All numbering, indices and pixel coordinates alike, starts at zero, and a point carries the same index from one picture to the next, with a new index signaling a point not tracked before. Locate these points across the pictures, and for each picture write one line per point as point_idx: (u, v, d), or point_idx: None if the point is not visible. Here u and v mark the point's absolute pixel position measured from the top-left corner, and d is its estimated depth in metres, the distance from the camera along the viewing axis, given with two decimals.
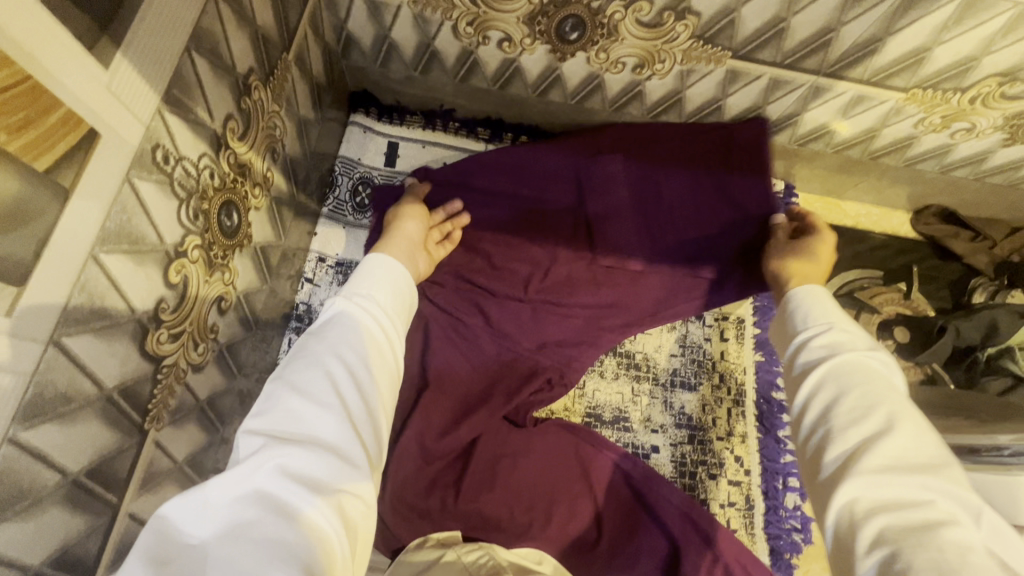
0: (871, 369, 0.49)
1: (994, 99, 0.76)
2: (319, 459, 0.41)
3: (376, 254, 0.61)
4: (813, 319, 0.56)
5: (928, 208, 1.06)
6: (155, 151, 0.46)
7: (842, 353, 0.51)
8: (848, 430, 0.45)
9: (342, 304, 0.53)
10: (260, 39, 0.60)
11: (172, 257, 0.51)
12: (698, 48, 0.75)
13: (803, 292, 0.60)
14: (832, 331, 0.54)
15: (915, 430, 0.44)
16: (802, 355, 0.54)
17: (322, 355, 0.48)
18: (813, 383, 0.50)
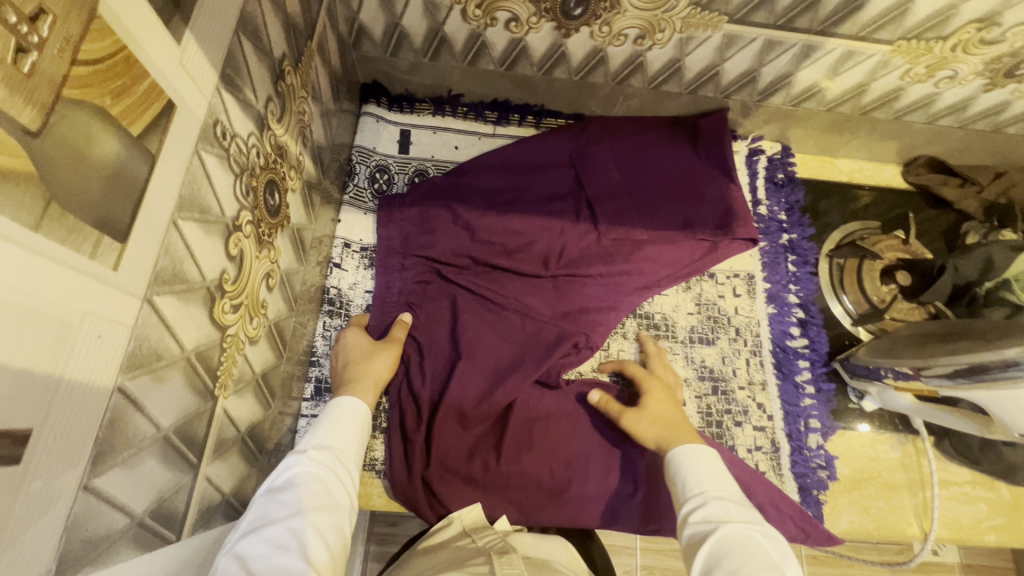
0: (749, 544, 0.54)
1: (974, 45, 0.82)
2: None
3: (348, 399, 0.68)
4: (710, 503, 0.60)
5: (918, 159, 1.12)
6: (216, 126, 0.49)
7: (720, 530, 0.56)
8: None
9: (299, 465, 0.57)
10: (290, 26, 0.63)
11: (231, 231, 0.54)
12: (696, 16, 0.79)
13: (680, 455, 0.68)
14: (709, 506, 0.60)
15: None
16: (689, 538, 0.59)
17: (274, 532, 0.50)
18: (707, 565, 0.54)
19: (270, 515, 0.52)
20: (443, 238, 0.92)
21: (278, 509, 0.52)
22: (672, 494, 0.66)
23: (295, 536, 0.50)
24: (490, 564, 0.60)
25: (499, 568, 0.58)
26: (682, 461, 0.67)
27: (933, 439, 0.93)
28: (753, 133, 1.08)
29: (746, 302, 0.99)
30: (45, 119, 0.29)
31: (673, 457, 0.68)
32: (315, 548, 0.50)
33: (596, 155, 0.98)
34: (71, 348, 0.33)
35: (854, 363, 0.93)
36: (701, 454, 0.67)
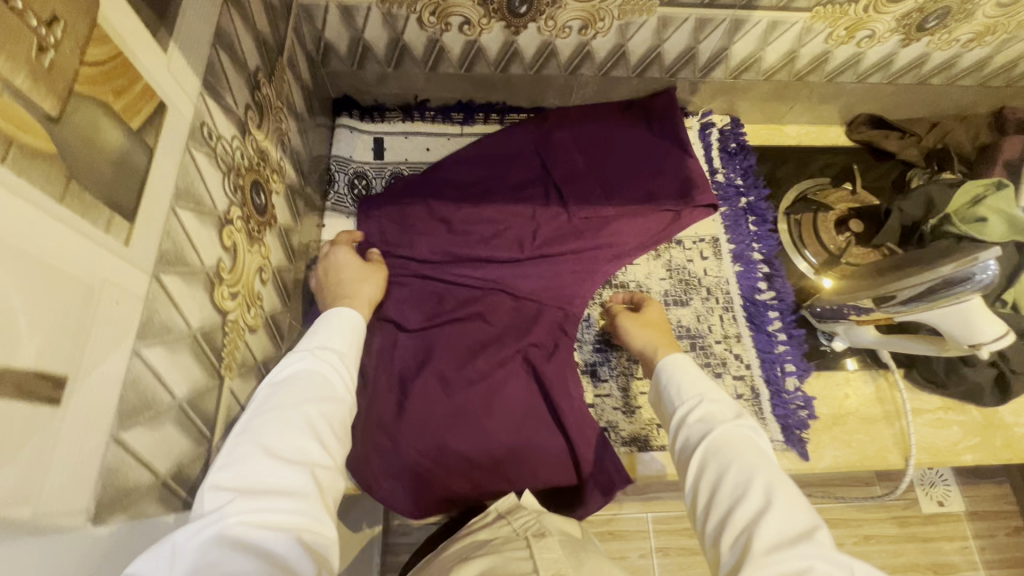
0: (743, 438, 0.63)
1: (883, 4, 0.90)
2: (275, 506, 0.48)
3: (344, 309, 0.71)
4: (704, 406, 0.68)
5: (858, 118, 1.20)
6: (202, 127, 0.55)
7: (717, 429, 0.65)
8: (732, 501, 0.58)
9: (302, 361, 0.60)
10: (262, 43, 0.70)
11: (224, 223, 0.59)
12: (630, 2, 0.87)
13: (675, 365, 0.75)
14: (703, 406, 0.68)
15: (785, 497, 0.56)
16: (687, 434, 0.67)
17: (280, 416, 0.54)
18: (703, 461, 0.63)
19: (274, 402, 0.56)
20: (423, 233, 0.98)
21: (283, 397, 0.56)
22: (664, 397, 0.74)
23: (299, 421, 0.54)
24: (530, 549, 0.63)
25: (539, 554, 0.61)
26: (675, 369, 0.75)
27: (903, 371, 0.99)
28: (703, 108, 1.16)
29: (714, 264, 1.05)
30: (62, 109, 0.35)
31: (668, 365, 0.76)
32: (321, 433, 0.55)
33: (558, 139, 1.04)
34: (94, 309, 0.39)
35: (818, 306, 0.98)
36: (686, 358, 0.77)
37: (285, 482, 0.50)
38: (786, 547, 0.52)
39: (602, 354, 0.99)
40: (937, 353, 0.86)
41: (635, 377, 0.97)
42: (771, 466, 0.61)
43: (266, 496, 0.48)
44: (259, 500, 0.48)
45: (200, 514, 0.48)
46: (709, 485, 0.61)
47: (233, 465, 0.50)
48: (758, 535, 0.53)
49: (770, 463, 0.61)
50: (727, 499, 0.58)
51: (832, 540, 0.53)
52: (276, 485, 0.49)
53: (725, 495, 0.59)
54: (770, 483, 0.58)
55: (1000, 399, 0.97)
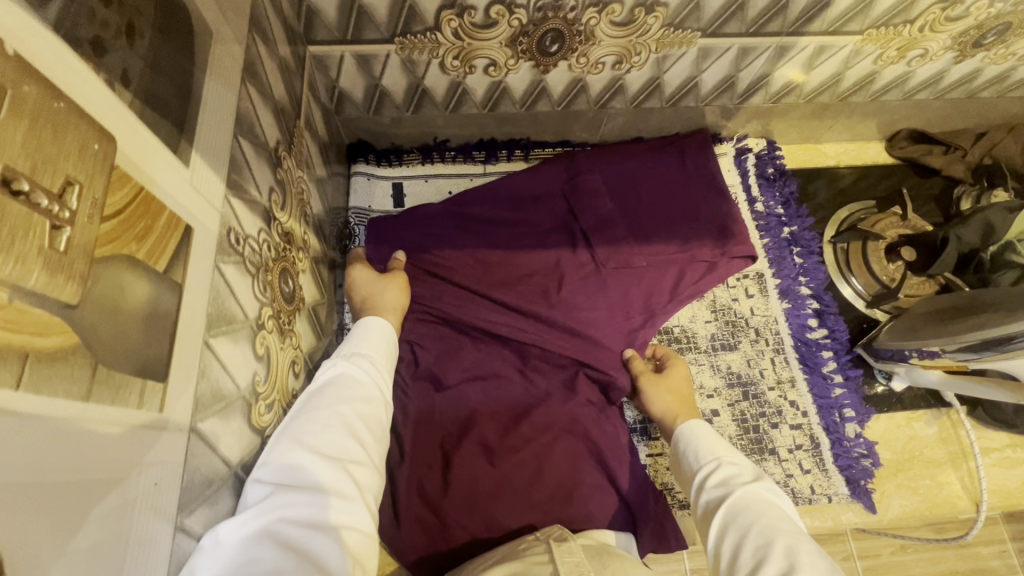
0: (766, 504, 0.58)
1: (941, 23, 0.83)
2: (313, 502, 0.44)
3: (374, 320, 0.67)
4: (720, 468, 0.65)
5: (899, 133, 1.14)
6: (229, 234, 0.48)
7: (736, 492, 0.60)
8: (756, 569, 0.51)
9: (333, 366, 0.57)
10: (279, 112, 0.64)
11: (255, 331, 0.53)
12: (669, 35, 0.81)
13: (691, 432, 0.72)
14: (721, 468, 0.65)
15: (811, 561, 0.50)
16: (705, 499, 0.63)
17: (316, 414, 0.50)
18: (722, 526, 0.57)
19: (311, 402, 0.53)
20: (453, 289, 0.92)
21: (319, 397, 0.53)
22: (681, 466, 0.71)
23: (335, 418, 0.51)
24: (551, 553, 0.58)
25: (558, 557, 0.57)
26: (693, 434, 0.72)
27: (966, 409, 0.94)
28: (737, 133, 1.09)
29: (760, 302, 0.99)
30: (83, 289, 0.29)
31: (684, 431, 0.73)
32: (357, 434, 0.51)
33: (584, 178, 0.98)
34: (132, 501, 0.33)
35: (875, 348, 0.92)
36: (705, 427, 0.73)
37: (322, 480, 0.46)
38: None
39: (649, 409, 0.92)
40: (1013, 400, 0.81)
41: None
42: (794, 529, 0.54)
43: (303, 490, 0.44)
44: (296, 494, 0.44)
45: (243, 509, 0.44)
46: (731, 554, 0.54)
47: (270, 460, 0.47)
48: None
49: (794, 527, 0.55)
50: (749, 566, 0.52)
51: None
52: (313, 482, 0.45)
53: (748, 562, 0.52)
54: (793, 545, 0.51)
55: None
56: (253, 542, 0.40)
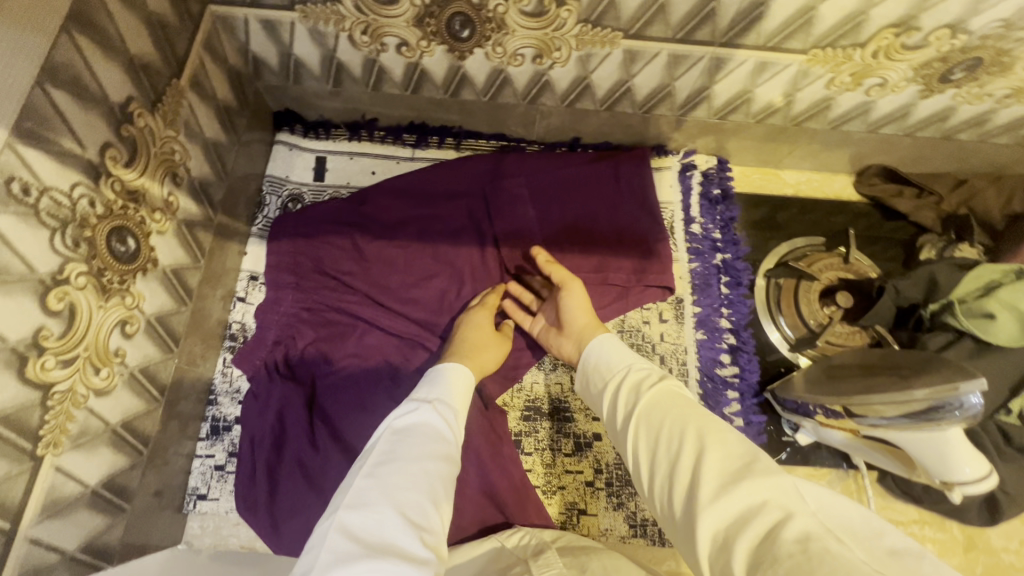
0: (671, 400, 0.56)
1: (896, 51, 0.75)
2: (394, 567, 0.43)
3: (453, 364, 0.72)
4: (628, 380, 0.61)
5: (868, 169, 1.04)
6: (11, 183, 0.47)
7: (645, 396, 0.57)
8: (673, 461, 0.50)
9: (421, 414, 0.60)
10: (138, 67, 0.62)
11: (50, 286, 0.52)
12: (588, 32, 0.75)
13: (598, 342, 0.69)
14: (631, 376, 0.62)
15: (719, 439, 0.49)
16: (616, 411, 0.60)
17: (404, 468, 0.52)
18: (636, 428, 0.56)
19: (394, 451, 0.54)
20: (347, 274, 0.89)
21: (402, 447, 0.55)
22: (590, 387, 0.67)
23: (422, 476, 0.52)
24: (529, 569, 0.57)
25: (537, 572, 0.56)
26: (602, 354, 0.67)
27: (875, 475, 0.87)
28: (684, 147, 1.03)
29: (673, 329, 0.94)
30: None
31: (592, 347, 0.69)
32: (436, 496, 0.52)
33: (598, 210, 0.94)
34: None
35: (782, 397, 0.86)
36: (613, 338, 0.68)
37: (410, 547, 0.45)
38: (725, 488, 0.45)
39: (530, 422, 0.88)
40: (906, 475, 0.75)
41: (562, 452, 0.86)
42: (704, 415, 0.53)
43: (388, 556, 0.44)
44: (386, 559, 0.43)
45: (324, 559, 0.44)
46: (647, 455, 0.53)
47: (358, 511, 0.47)
48: (701, 481, 0.46)
49: (704, 413, 0.53)
50: (664, 457, 0.51)
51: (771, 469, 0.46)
52: (402, 548, 0.45)
53: (663, 455, 0.51)
54: (701, 430, 0.51)
55: (987, 519, 0.83)
56: None
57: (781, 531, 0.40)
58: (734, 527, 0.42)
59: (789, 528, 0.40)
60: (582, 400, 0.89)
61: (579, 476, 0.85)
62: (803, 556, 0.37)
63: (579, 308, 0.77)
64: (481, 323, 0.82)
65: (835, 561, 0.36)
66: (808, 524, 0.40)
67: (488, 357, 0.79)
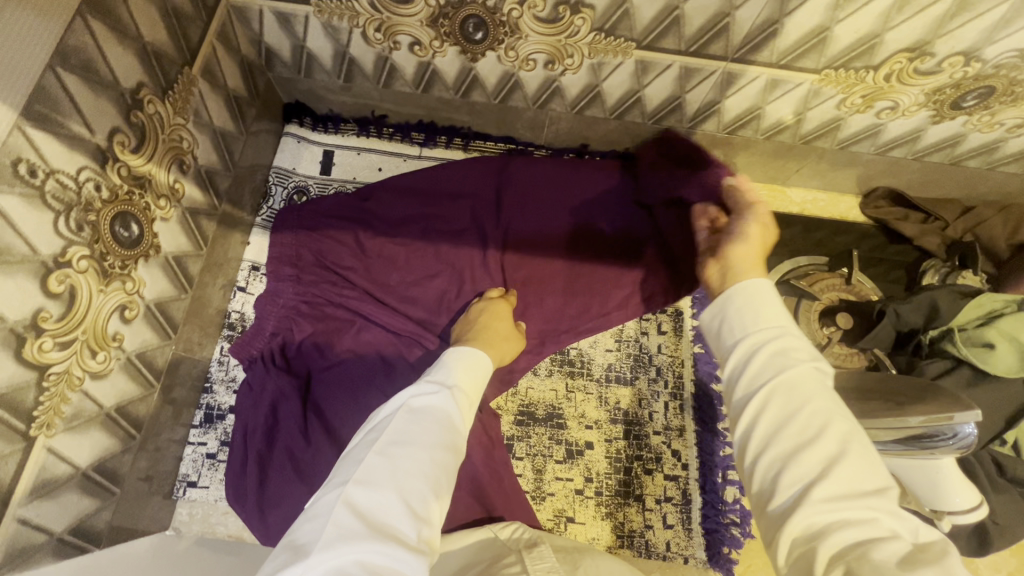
0: (822, 387, 0.44)
1: (909, 76, 0.74)
2: (392, 553, 0.43)
3: (470, 350, 0.71)
4: (764, 332, 0.48)
5: (875, 191, 1.04)
6: (17, 165, 0.48)
7: (790, 370, 0.45)
8: (794, 449, 0.42)
9: (436, 398, 0.59)
10: (150, 54, 0.62)
11: (52, 268, 0.53)
12: (601, 41, 0.75)
13: (743, 295, 0.51)
14: (778, 338, 0.48)
15: (859, 447, 0.41)
16: (740, 372, 0.48)
17: (415, 452, 0.52)
18: (758, 403, 0.45)
19: (407, 432, 0.54)
20: (348, 269, 0.89)
21: (416, 429, 0.54)
22: (705, 317, 0.54)
23: (431, 462, 0.52)
24: (522, 562, 0.58)
25: (531, 564, 0.57)
26: (746, 302, 0.51)
27: None
28: None
29: (670, 341, 0.93)
30: None
31: (741, 296, 0.51)
32: (440, 483, 0.52)
33: (696, 187, 0.83)
34: None
35: None
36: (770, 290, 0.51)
37: (408, 533, 0.46)
38: (840, 501, 0.39)
39: (523, 427, 0.88)
40: (896, 500, 0.75)
41: (553, 459, 0.86)
42: (845, 415, 0.44)
43: (388, 540, 0.44)
44: (386, 543, 0.43)
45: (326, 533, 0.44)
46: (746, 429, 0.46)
47: (365, 488, 0.48)
48: (820, 482, 0.40)
49: (845, 413, 0.44)
50: (786, 441, 0.43)
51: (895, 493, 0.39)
52: (400, 533, 0.45)
53: (784, 437, 0.43)
54: (841, 431, 0.42)
55: (975, 549, 0.83)
56: None
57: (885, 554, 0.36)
58: (836, 535, 0.38)
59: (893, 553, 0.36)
60: (576, 408, 0.89)
61: (568, 484, 0.85)
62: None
63: (748, 241, 0.63)
64: (497, 309, 0.83)
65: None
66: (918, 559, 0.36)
67: (505, 353, 0.79)
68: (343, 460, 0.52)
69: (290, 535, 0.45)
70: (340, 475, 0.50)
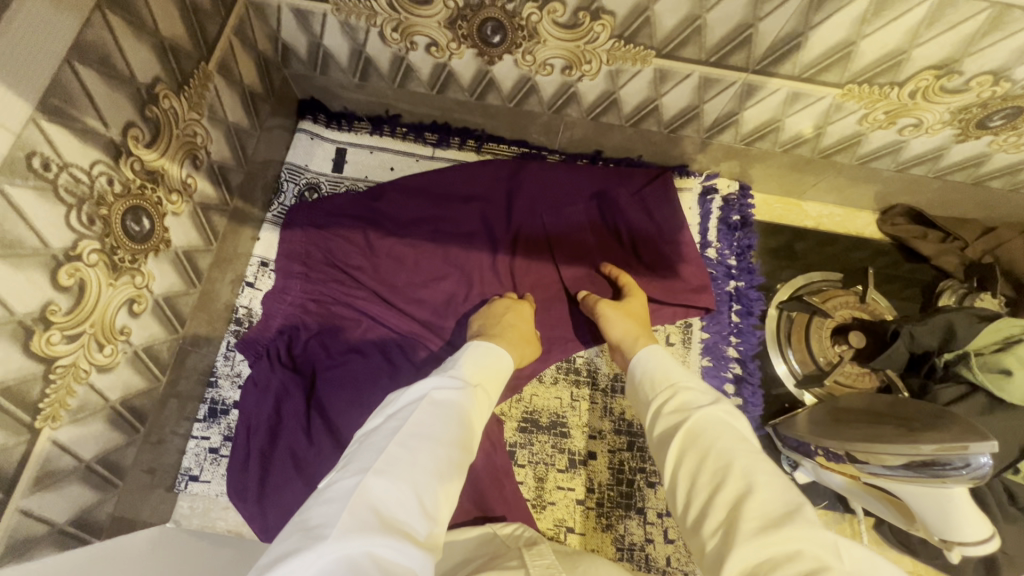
0: (728, 427, 0.52)
1: (935, 93, 0.73)
2: (400, 546, 0.43)
3: (488, 342, 0.72)
4: (676, 394, 0.58)
5: (894, 208, 1.02)
6: (32, 158, 0.48)
7: (695, 415, 0.54)
8: (715, 491, 0.47)
9: (453, 393, 0.60)
10: (167, 49, 0.62)
11: (62, 261, 0.53)
12: (620, 49, 0.74)
13: (645, 357, 0.65)
14: (678, 394, 0.58)
15: (767, 479, 0.46)
16: (660, 431, 0.56)
17: (430, 446, 0.52)
18: (677, 452, 0.52)
19: (427, 426, 0.54)
20: (357, 269, 0.89)
21: (435, 424, 0.55)
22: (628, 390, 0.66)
23: (446, 459, 0.52)
24: (520, 559, 0.60)
25: (529, 561, 0.59)
26: (649, 364, 0.64)
27: (871, 520, 0.86)
28: (707, 170, 1.01)
29: (678, 353, 0.92)
30: None
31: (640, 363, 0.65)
32: (451, 478, 0.51)
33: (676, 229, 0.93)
34: None
35: (783, 434, 0.85)
36: (666, 354, 0.64)
37: (415, 527, 0.46)
38: (762, 532, 0.42)
39: (526, 434, 0.87)
40: (906, 527, 0.73)
41: (555, 467, 0.86)
42: (757, 452, 0.49)
43: (396, 533, 0.44)
44: (399, 538, 0.43)
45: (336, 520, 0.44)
46: (686, 477, 0.50)
47: (383, 478, 0.47)
48: (741, 519, 0.44)
49: (759, 451, 0.49)
50: (704, 486, 0.48)
51: (811, 518, 0.42)
52: (412, 529, 0.45)
53: (703, 482, 0.48)
54: (748, 466, 0.47)
55: None
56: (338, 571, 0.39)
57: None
58: (767, 568, 0.40)
59: None
60: (580, 417, 0.88)
61: (570, 494, 0.85)
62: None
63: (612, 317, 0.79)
64: (514, 305, 0.83)
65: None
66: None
67: (523, 355, 0.80)
68: (362, 445, 0.52)
69: (304, 517, 0.45)
70: (359, 461, 0.49)
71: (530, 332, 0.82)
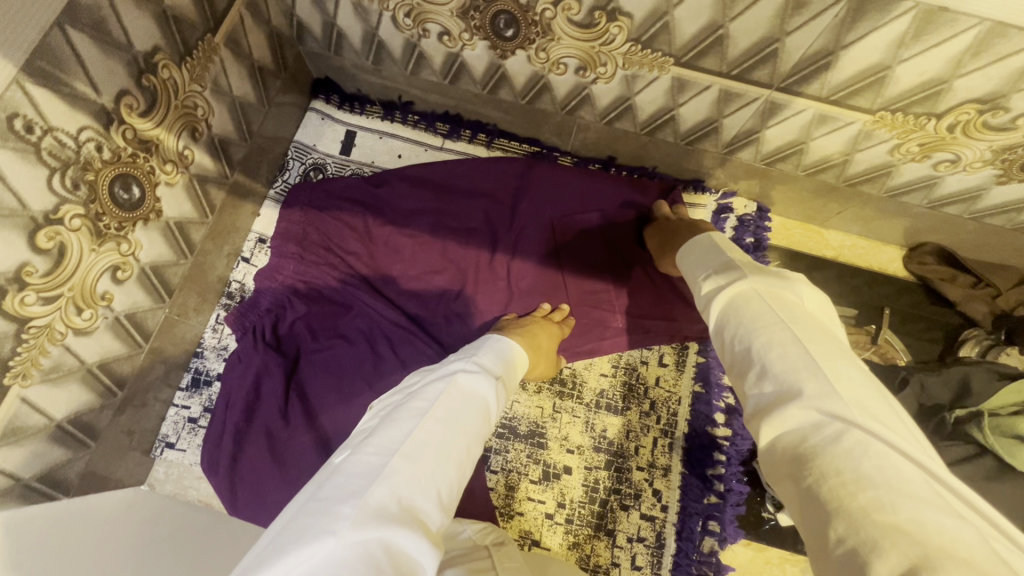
0: (752, 299, 0.50)
1: (976, 128, 0.66)
2: (416, 541, 0.41)
3: (509, 339, 0.70)
4: (704, 286, 0.58)
5: (924, 246, 0.95)
6: (14, 120, 0.48)
7: (719, 301, 0.53)
8: (745, 379, 0.46)
9: (478, 378, 0.58)
10: (170, 19, 0.61)
11: (42, 224, 0.53)
12: (637, 53, 0.70)
13: (689, 250, 0.66)
14: (707, 282, 0.57)
15: (782, 350, 0.43)
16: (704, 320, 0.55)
17: (450, 431, 0.50)
18: (717, 335, 0.52)
19: (452, 413, 0.52)
20: (351, 256, 0.88)
21: (460, 412, 0.53)
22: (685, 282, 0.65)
23: (464, 451, 0.51)
24: (492, 561, 0.60)
25: (500, 564, 0.60)
26: (691, 254, 0.65)
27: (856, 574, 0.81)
28: (725, 188, 0.96)
29: (671, 375, 0.88)
30: None
31: (685, 259, 0.65)
32: (463, 467, 0.50)
33: None
34: None
35: None
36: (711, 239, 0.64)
37: (428, 516, 0.44)
38: (776, 408, 0.41)
39: (502, 440, 0.85)
40: None
41: (528, 478, 0.84)
42: (773, 319, 0.46)
43: (412, 526, 0.42)
44: (418, 530, 0.42)
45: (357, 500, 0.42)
46: (726, 361, 0.50)
47: (410, 462, 0.46)
48: (766, 403, 0.42)
49: (777, 318, 0.46)
50: (740, 370, 0.47)
51: (826, 376, 0.40)
52: (426, 518, 0.44)
53: (737, 368, 0.47)
54: (766, 341, 0.45)
55: None
56: (353, 561, 0.38)
57: (834, 445, 0.36)
58: (792, 444, 0.39)
59: (843, 444, 0.36)
60: (559, 430, 0.86)
61: (539, 506, 0.83)
62: (851, 478, 0.34)
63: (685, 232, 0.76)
64: (546, 319, 0.83)
65: (899, 480, 0.33)
66: (870, 436, 0.36)
67: (534, 370, 0.79)
68: (385, 419, 0.51)
69: (325, 491, 0.43)
70: (383, 439, 0.47)
71: (549, 359, 0.80)
